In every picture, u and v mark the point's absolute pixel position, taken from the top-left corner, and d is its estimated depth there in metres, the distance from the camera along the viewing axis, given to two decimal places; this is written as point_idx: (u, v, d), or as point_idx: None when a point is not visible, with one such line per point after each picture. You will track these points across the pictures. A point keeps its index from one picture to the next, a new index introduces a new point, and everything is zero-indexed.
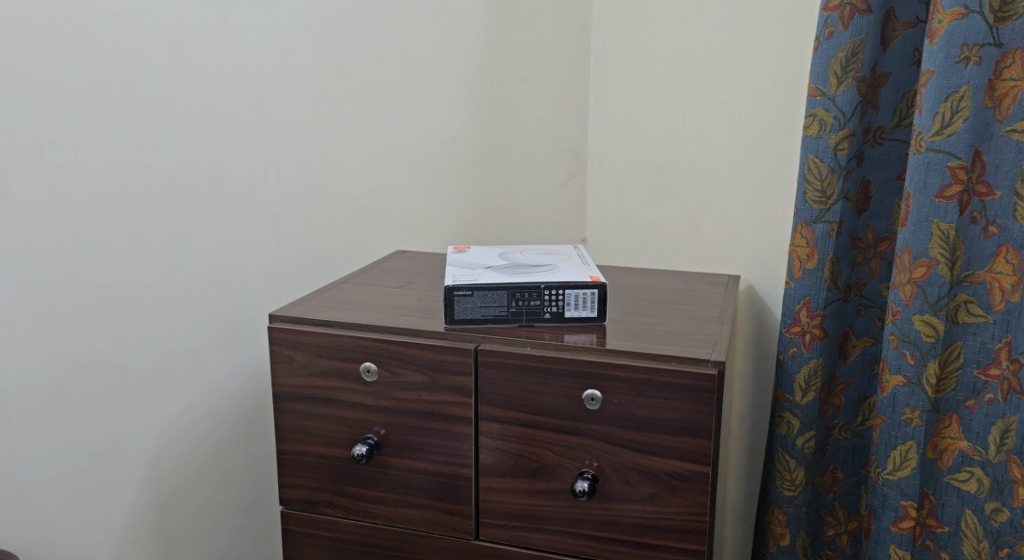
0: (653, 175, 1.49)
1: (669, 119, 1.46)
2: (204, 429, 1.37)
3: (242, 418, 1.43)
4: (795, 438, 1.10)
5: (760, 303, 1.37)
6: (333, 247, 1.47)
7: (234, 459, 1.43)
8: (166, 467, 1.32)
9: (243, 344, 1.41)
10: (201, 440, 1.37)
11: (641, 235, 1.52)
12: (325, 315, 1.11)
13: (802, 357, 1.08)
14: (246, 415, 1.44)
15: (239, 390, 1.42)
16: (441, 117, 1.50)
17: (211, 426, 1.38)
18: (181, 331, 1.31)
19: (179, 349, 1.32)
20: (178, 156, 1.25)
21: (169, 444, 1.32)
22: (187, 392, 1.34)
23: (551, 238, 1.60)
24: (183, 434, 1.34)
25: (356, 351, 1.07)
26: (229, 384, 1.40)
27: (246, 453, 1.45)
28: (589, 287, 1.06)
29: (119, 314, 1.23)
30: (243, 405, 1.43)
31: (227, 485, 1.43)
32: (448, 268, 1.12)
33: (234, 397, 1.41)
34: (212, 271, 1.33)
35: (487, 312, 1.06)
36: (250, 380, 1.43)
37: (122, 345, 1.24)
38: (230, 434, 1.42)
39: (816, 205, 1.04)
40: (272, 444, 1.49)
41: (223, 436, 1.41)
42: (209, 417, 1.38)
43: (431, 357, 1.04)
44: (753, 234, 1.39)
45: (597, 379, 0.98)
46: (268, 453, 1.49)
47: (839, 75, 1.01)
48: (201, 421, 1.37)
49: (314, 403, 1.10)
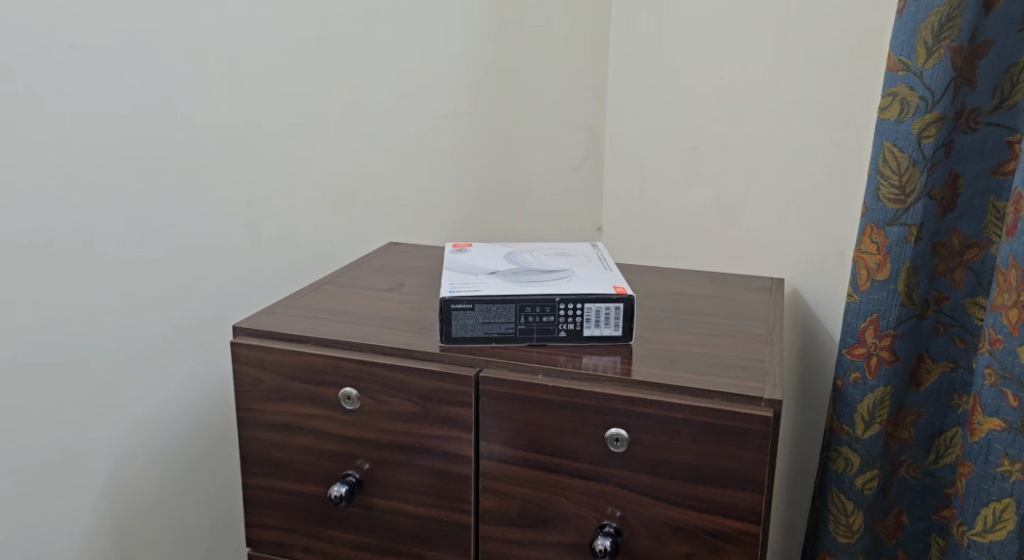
0: (681, 159, 1.28)
1: (705, 92, 1.24)
2: (168, 440, 1.20)
3: (207, 429, 1.26)
4: (853, 478, 0.93)
5: (810, 313, 1.16)
6: (314, 238, 1.31)
7: (205, 475, 1.27)
8: (132, 489, 1.15)
9: (212, 348, 1.24)
10: (164, 455, 1.19)
11: (663, 229, 1.33)
12: (299, 329, 0.93)
13: (865, 385, 0.90)
14: (212, 426, 1.27)
15: (206, 398, 1.25)
16: (433, 88, 1.33)
17: (173, 437, 1.21)
18: (142, 330, 1.13)
19: (138, 351, 1.13)
20: (138, 135, 1.06)
21: (128, 463, 1.14)
22: (148, 399, 1.16)
23: (560, 228, 1.42)
24: (152, 450, 1.17)
25: (335, 375, 0.89)
26: (194, 391, 1.22)
27: (213, 470, 1.28)
28: (613, 301, 0.88)
29: (72, 317, 1.04)
30: (211, 415, 1.26)
31: (192, 504, 1.26)
32: (444, 274, 0.95)
33: (200, 406, 1.24)
34: (182, 268, 1.15)
35: (491, 330, 0.89)
36: (216, 388, 1.26)
37: (82, 353, 1.06)
38: (202, 447, 1.26)
39: (890, 204, 0.85)
40: (235, 463, 1.31)
41: (195, 448, 1.25)
42: (175, 428, 1.21)
43: (423, 385, 0.87)
44: (806, 232, 1.17)
45: (624, 416, 0.81)
46: (232, 475, 1.31)
47: (929, 44, 0.80)
48: (171, 434, 1.20)
49: (286, 432, 0.93)
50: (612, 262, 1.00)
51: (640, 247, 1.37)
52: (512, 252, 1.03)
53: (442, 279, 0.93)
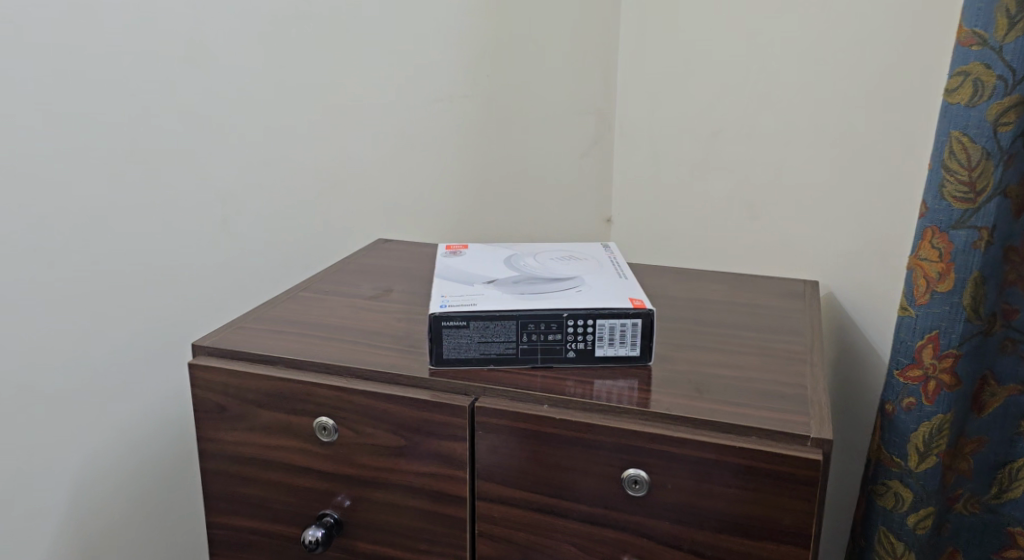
0: (700, 147, 1.15)
1: (731, 70, 1.10)
2: (121, 473, 1.05)
3: (166, 460, 1.11)
4: (904, 517, 0.81)
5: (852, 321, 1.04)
6: (298, 235, 1.19)
7: (170, 510, 1.13)
8: (98, 519, 1.03)
9: (168, 369, 1.08)
10: (116, 492, 1.04)
11: (679, 222, 1.19)
12: (268, 347, 0.81)
13: (920, 412, 0.78)
14: (172, 457, 1.12)
15: (163, 425, 1.09)
16: (429, 68, 1.20)
17: (127, 470, 1.06)
18: (86, 348, 0.98)
19: (81, 373, 0.98)
20: (92, 121, 0.93)
21: (72, 502, 0.99)
22: (96, 427, 1.01)
23: (564, 223, 1.29)
24: (123, 473, 1.05)
25: (309, 401, 0.78)
26: (149, 417, 1.07)
27: (174, 508, 1.13)
28: (629, 316, 0.76)
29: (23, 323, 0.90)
30: (170, 445, 1.11)
31: (150, 547, 1.10)
32: (436, 283, 0.83)
33: (156, 434, 1.09)
34: (148, 271, 1.03)
35: (488, 349, 0.77)
36: (174, 414, 1.11)
37: (37, 363, 0.93)
38: (161, 481, 1.11)
39: (958, 204, 0.73)
40: (197, 498, 1.16)
41: (168, 474, 1.12)
42: (127, 461, 1.05)
43: (410, 415, 0.75)
44: (849, 228, 1.04)
45: (644, 455, 0.69)
46: (195, 513, 1.16)
47: (1013, 13, 0.68)
48: (145, 456, 1.08)
49: (253, 465, 0.82)
50: (627, 267, 0.88)
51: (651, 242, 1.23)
52: (512, 256, 0.91)
53: (433, 289, 0.81)
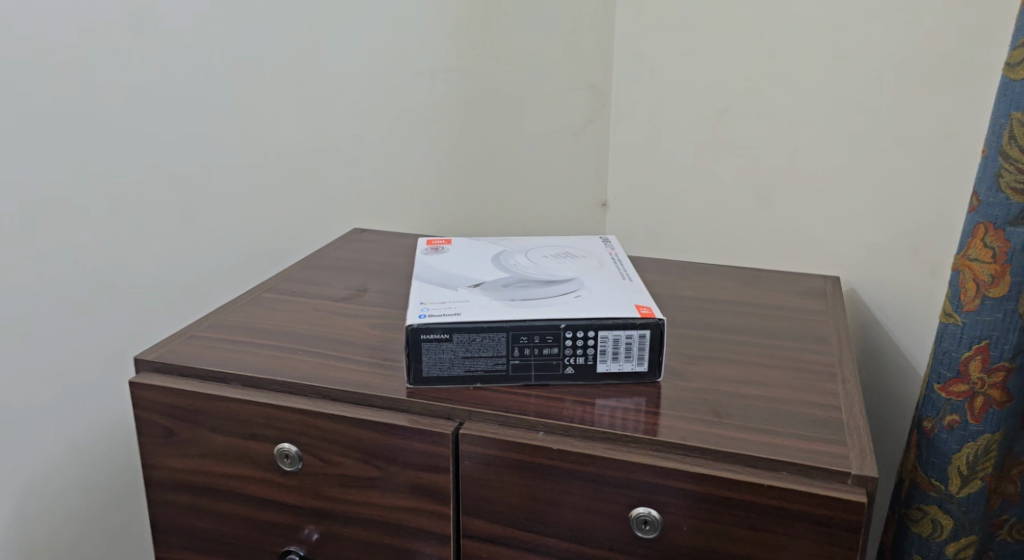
0: (705, 126, 1.02)
1: (739, 41, 0.97)
2: (59, 499, 0.93)
3: (110, 480, 1.00)
4: (943, 546, 0.72)
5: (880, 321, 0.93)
6: (261, 225, 1.10)
7: (115, 536, 1.01)
8: (40, 548, 0.92)
9: (110, 381, 0.97)
10: (53, 521, 0.93)
11: (677, 210, 1.08)
12: (221, 362, 0.71)
13: (964, 432, 0.69)
14: (116, 477, 1.00)
15: (105, 444, 0.98)
16: (406, 41, 1.09)
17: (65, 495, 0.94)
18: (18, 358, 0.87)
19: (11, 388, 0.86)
20: (20, 102, 0.82)
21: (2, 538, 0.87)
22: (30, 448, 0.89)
23: (551, 213, 1.17)
24: (71, 491, 0.95)
25: (268, 426, 0.68)
26: (89, 435, 0.96)
27: (119, 533, 1.02)
28: (636, 328, 0.66)
29: None
30: (113, 464, 1.00)
31: None
32: (414, 287, 0.72)
33: (98, 453, 0.97)
34: (88, 268, 0.92)
35: (474, 366, 0.67)
36: (118, 430, 0.99)
37: None
38: (103, 506, 0.99)
39: (1016, 197, 0.64)
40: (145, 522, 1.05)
41: (112, 496, 1.00)
42: (66, 485, 0.94)
43: (384, 443, 0.65)
44: (876, 218, 0.93)
45: (655, 492, 0.59)
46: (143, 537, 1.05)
47: None
48: (96, 472, 0.97)
49: (207, 496, 0.71)
50: (631, 267, 0.78)
51: (649, 228, 1.11)
52: (501, 254, 0.80)
53: (411, 294, 0.71)
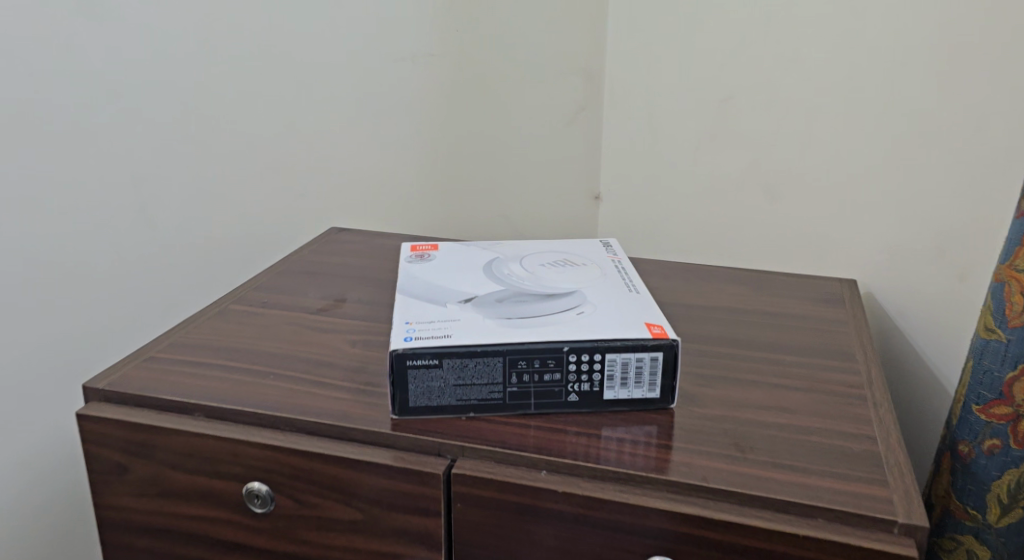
0: (709, 116, 0.95)
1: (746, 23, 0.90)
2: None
3: (51, 509, 0.90)
4: None
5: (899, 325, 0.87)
6: (229, 224, 1.01)
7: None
8: None
9: (49, 401, 0.87)
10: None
11: (675, 206, 1.01)
12: (182, 390, 0.63)
13: (1006, 458, 0.63)
14: (60, 505, 0.91)
15: (44, 469, 0.89)
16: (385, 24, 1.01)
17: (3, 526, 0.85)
18: None
19: None
20: None
21: None
22: None
23: (543, 209, 1.11)
24: (18, 516, 0.87)
25: (235, 464, 0.60)
26: (26, 461, 0.87)
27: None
28: (647, 350, 0.59)
29: None
30: (56, 490, 0.90)
31: None
32: (398, 303, 0.65)
33: (37, 480, 0.88)
34: (29, 276, 0.83)
35: (467, 394, 0.60)
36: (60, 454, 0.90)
37: None
38: (47, 535, 0.90)
39: None
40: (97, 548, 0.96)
41: (58, 524, 0.91)
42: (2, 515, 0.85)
43: (366, 483, 0.58)
44: (897, 215, 0.86)
45: (674, 541, 0.53)
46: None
47: None
48: (51, 490, 0.90)
49: (168, 538, 0.64)
50: (637, 277, 0.71)
51: (647, 226, 1.04)
52: (493, 263, 0.73)
53: (395, 312, 0.63)
